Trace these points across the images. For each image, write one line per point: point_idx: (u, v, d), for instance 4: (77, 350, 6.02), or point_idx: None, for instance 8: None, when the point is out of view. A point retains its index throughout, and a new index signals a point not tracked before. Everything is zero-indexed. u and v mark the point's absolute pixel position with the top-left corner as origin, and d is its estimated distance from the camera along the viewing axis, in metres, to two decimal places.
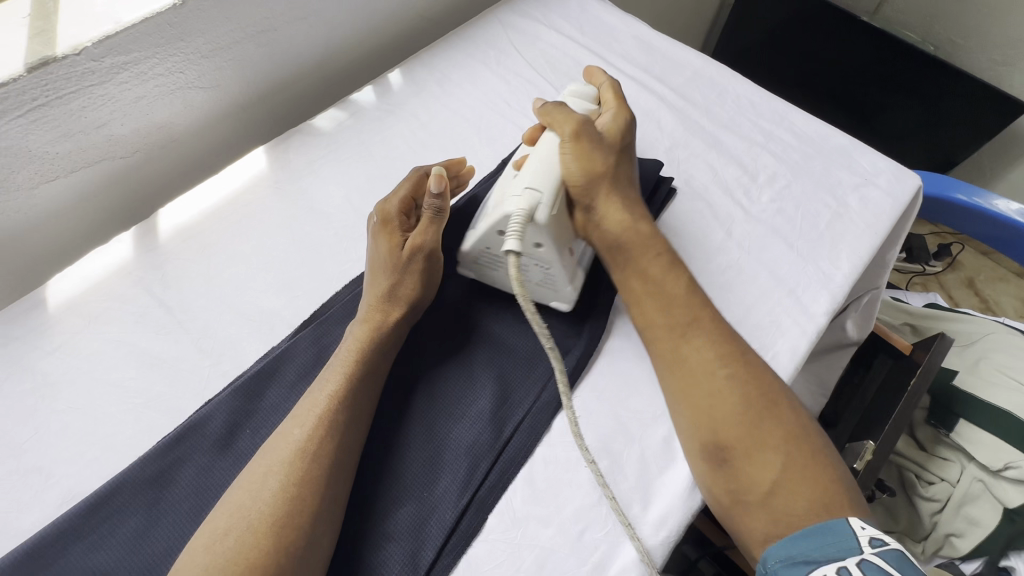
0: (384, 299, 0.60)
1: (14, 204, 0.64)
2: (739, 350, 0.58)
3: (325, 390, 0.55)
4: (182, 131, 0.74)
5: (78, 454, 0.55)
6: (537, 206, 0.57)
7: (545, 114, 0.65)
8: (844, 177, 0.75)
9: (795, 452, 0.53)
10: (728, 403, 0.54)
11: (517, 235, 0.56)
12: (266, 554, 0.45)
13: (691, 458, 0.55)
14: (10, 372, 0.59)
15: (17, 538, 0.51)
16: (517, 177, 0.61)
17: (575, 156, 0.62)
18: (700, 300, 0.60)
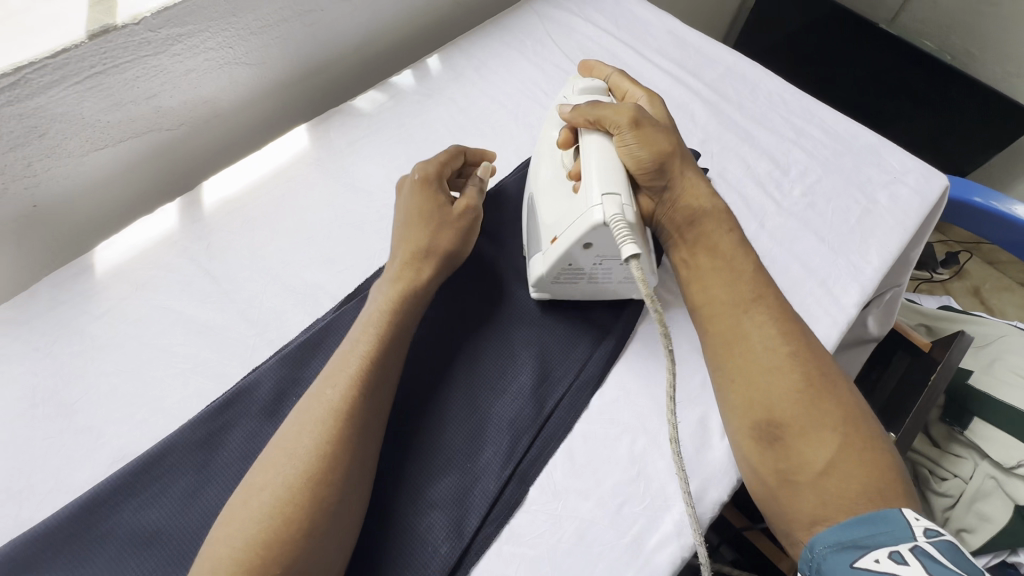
0: (420, 251, 0.61)
1: (65, 169, 0.65)
2: (801, 331, 0.56)
3: (362, 345, 0.55)
4: (227, 106, 0.75)
5: (127, 415, 0.56)
6: (623, 208, 0.55)
7: (586, 115, 0.62)
8: (873, 175, 0.77)
9: (853, 435, 0.50)
10: (786, 382, 0.52)
11: (630, 237, 0.53)
12: (304, 509, 0.45)
13: (741, 437, 0.53)
14: (59, 334, 0.60)
15: (69, 493, 0.52)
16: (580, 193, 0.57)
17: (640, 145, 0.60)
18: (765, 281, 0.59)
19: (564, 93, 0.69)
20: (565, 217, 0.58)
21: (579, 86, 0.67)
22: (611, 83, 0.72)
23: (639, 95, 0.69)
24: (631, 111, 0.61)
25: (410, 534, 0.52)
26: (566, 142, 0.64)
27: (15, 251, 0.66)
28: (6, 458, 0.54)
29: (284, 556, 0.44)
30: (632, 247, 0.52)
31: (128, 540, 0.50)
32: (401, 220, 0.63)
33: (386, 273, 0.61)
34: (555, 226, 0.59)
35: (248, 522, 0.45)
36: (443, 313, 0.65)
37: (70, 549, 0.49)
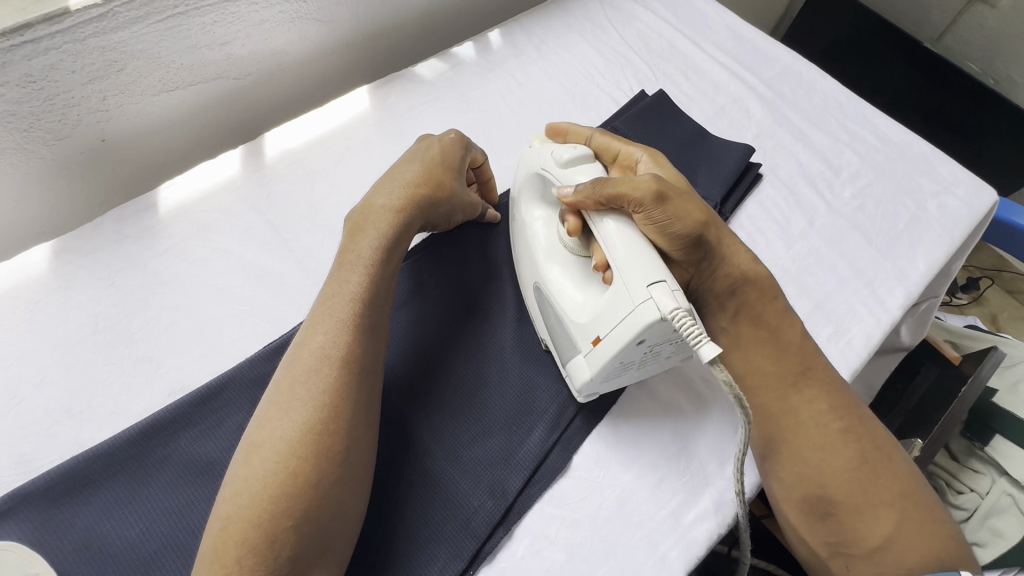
0: (417, 184, 0.59)
1: (136, 108, 0.66)
2: (852, 404, 0.53)
3: (346, 288, 0.52)
4: (293, 61, 0.76)
5: (186, 349, 0.58)
6: (676, 294, 0.45)
7: (595, 196, 0.51)
8: (924, 184, 0.78)
9: (914, 510, 0.48)
10: (839, 460, 0.50)
11: (702, 332, 0.42)
12: (310, 460, 0.43)
13: (789, 508, 0.51)
14: (124, 266, 0.61)
15: (129, 418, 0.54)
16: (617, 287, 0.48)
17: (670, 222, 0.51)
18: (812, 352, 0.55)
19: (547, 160, 0.59)
20: (606, 316, 0.49)
21: (563, 156, 0.57)
22: (594, 146, 0.63)
23: (639, 155, 0.61)
24: (654, 182, 0.51)
25: (450, 484, 0.53)
26: (573, 230, 0.56)
27: (79, 183, 0.68)
28: (69, 379, 0.55)
29: (295, 508, 0.42)
30: (709, 344, 0.41)
31: (184, 467, 0.51)
32: (419, 163, 0.60)
33: (385, 189, 0.59)
34: (594, 326, 0.50)
35: (250, 478, 0.43)
36: (493, 279, 0.65)
37: (129, 470, 0.50)
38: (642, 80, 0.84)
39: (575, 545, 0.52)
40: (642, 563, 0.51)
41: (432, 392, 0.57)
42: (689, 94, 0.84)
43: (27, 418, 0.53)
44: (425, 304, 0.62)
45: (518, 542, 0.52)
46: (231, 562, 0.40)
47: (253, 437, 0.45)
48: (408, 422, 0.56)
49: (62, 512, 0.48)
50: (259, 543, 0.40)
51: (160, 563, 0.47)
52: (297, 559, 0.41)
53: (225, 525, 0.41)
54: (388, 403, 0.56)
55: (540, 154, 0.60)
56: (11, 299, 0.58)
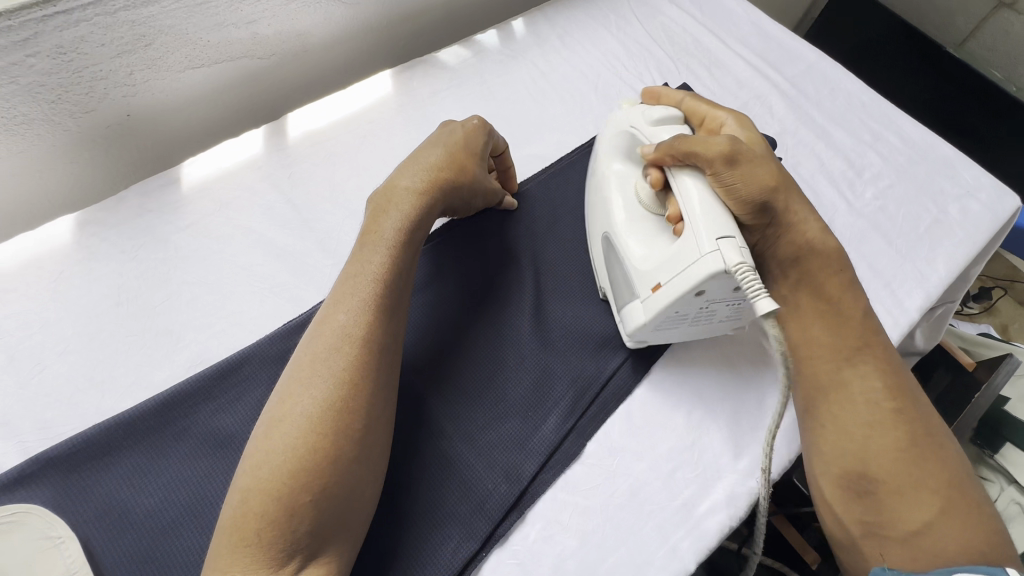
0: (441, 166, 0.58)
1: (162, 84, 0.66)
2: (907, 386, 0.52)
3: (369, 268, 0.52)
4: (316, 43, 0.76)
5: (206, 324, 0.58)
6: (739, 249, 0.46)
7: (670, 151, 0.53)
8: (946, 187, 0.77)
9: (958, 500, 0.47)
10: (887, 439, 0.49)
11: (762, 288, 0.44)
12: (329, 438, 0.43)
13: (826, 482, 0.51)
14: (146, 240, 0.62)
15: (150, 389, 0.55)
16: (684, 239, 0.49)
17: (737, 185, 0.52)
18: (873, 327, 0.55)
19: (637, 119, 0.61)
20: (668, 264, 0.50)
21: (653, 116, 0.59)
22: (683, 109, 0.65)
23: (725, 117, 0.62)
24: (728, 145, 0.52)
25: (465, 466, 0.53)
26: (654, 183, 0.57)
27: (104, 157, 0.68)
28: (91, 349, 0.56)
29: (313, 483, 0.42)
30: (766, 299, 0.43)
31: (204, 440, 0.52)
32: (442, 146, 0.60)
33: (408, 171, 0.58)
34: (656, 273, 0.51)
35: (270, 454, 0.43)
36: (512, 266, 0.65)
37: (150, 440, 0.51)
38: (665, 73, 0.84)
39: (587, 532, 0.52)
40: (653, 552, 0.52)
41: (449, 376, 0.58)
42: (711, 89, 0.84)
43: (49, 385, 0.54)
44: (444, 289, 0.62)
45: (530, 526, 0.52)
46: (251, 535, 0.40)
47: (272, 412, 0.45)
48: (424, 403, 0.56)
49: (83, 479, 0.49)
50: (277, 518, 0.40)
51: (179, 532, 0.48)
52: (314, 534, 0.41)
53: (245, 498, 0.41)
54: (405, 384, 0.57)
55: (632, 114, 0.63)
56: (35, 269, 0.59)
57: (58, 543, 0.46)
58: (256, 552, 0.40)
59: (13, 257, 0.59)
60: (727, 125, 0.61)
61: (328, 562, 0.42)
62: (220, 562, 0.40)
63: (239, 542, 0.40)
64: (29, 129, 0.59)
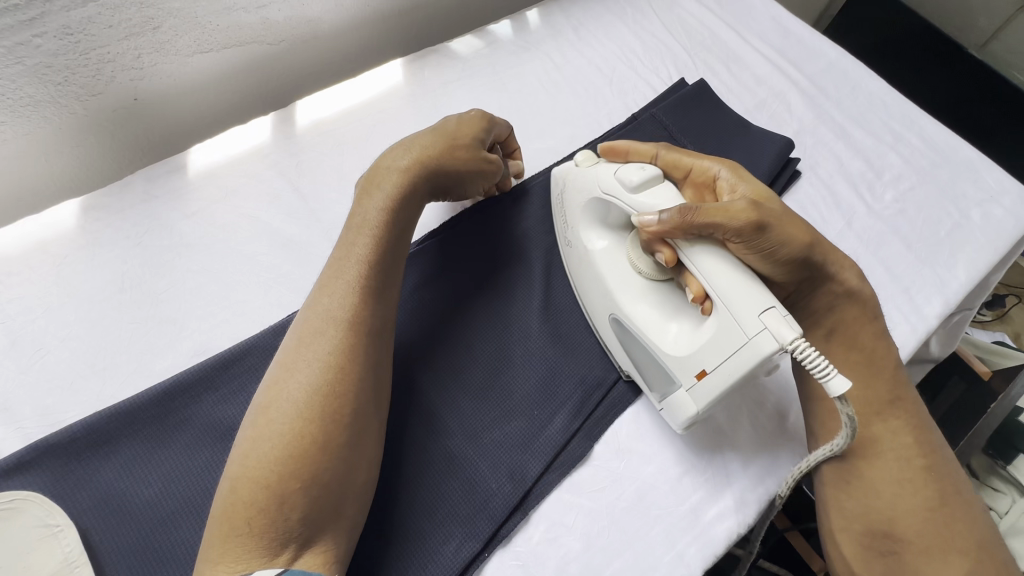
0: (428, 144, 0.57)
1: (171, 67, 0.65)
2: (935, 443, 0.52)
3: (354, 252, 0.50)
4: (327, 29, 0.74)
5: (210, 313, 0.58)
6: (785, 319, 0.44)
7: (685, 225, 0.47)
8: (968, 191, 0.75)
9: (985, 565, 0.47)
10: (914, 499, 0.48)
11: (829, 364, 0.41)
12: (317, 423, 0.42)
13: (846, 538, 0.50)
14: (150, 226, 0.61)
15: (152, 378, 0.54)
16: (721, 321, 0.46)
17: (775, 248, 0.49)
18: (903, 380, 0.54)
19: (612, 185, 0.54)
20: (712, 347, 0.47)
21: (633, 180, 0.52)
22: (661, 164, 0.59)
23: (717, 168, 0.56)
24: (750, 209, 0.47)
25: (470, 465, 0.52)
26: (669, 262, 0.51)
27: (110, 141, 0.67)
28: (94, 335, 0.55)
29: (303, 471, 0.41)
30: (838, 377, 0.41)
31: (204, 431, 0.51)
32: (432, 127, 0.59)
33: (394, 151, 0.56)
34: (698, 358, 0.48)
35: (258, 441, 0.42)
36: (521, 262, 0.64)
37: (149, 428, 0.50)
38: (681, 68, 0.82)
39: (592, 534, 0.51)
40: (659, 557, 0.51)
41: (454, 372, 0.56)
42: (729, 86, 0.82)
43: (51, 371, 0.53)
44: (450, 283, 0.61)
45: (535, 527, 0.51)
46: (242, 524, 0.39)
47: (261, 399, 0.44)
48: (428, 400, 0.55)
49: (80, 465, 0.48)
50: (268, 505, 0.39)
51: (177, 524, 0.47)
52: (308, 522, 0.40)
53: (234, 487, 0.40)
54: (409, 380, 0.56)
55: (602, 176, 0.56)
56: (40, 253, 0.58)
57: (56, 533, 0.45)
58: (248, 541, 0.39)
59: (17, 240, 0.58)
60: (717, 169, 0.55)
61: (325, 550, 0.41)
62: (211, 553, 0.39)
63: (230, 531, 0.39)
64: (34, 111, 0.59)
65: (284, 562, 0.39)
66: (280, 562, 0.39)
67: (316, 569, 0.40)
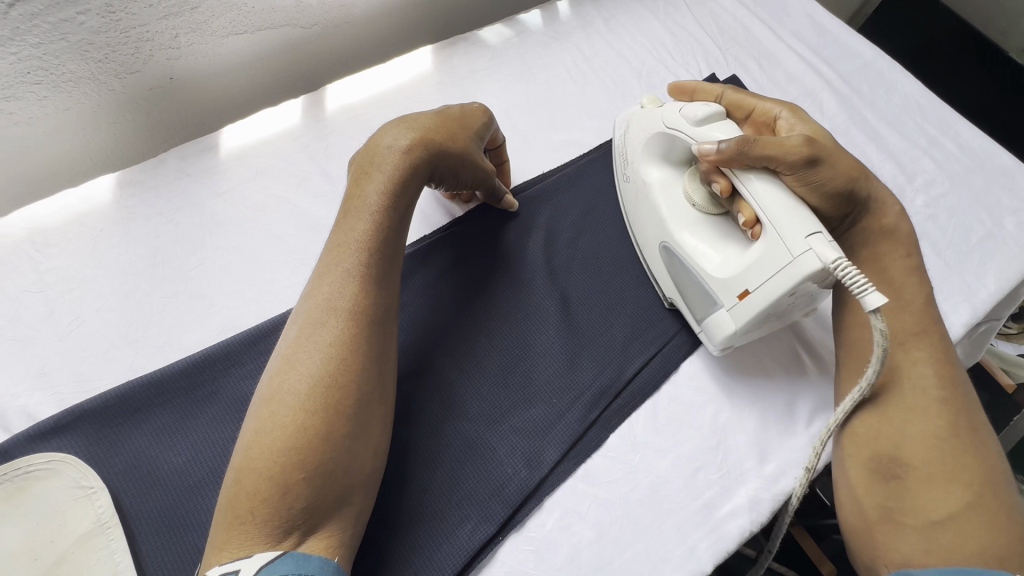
0: (429, 127, 0.55)
1: (206, 48, 0.66)
2: (959, 379, 0.51)
3: (353, 236, 0.50)
4: (359, 13, 0.75)
5: (239, 290, 0.59)
6: (826, 240, 0.46)
7: (741, 154, 0.50)
8: (1003, 199, 0.73)
9: (989, 499, 0.45)
10: (926, 426, 0.48)
11: (867, 283, 0.43)
12: (320, 415, 0.42)
13: (852, 463, 0.50)
14: (183, 204, 0.62)
15: (182, 351, 0.56)
16: (767, 239, 0.49)
17: (822, 182, 0.51)
18: (932, 316, 0.53)
19: (677, 118, 0.57)
20: (756, 269, 0.50)
21: (697, 114, 0.55)
22: (726, 103, 0.62)
23: (776, 109, 0.59)
24: (805, 144, 0.50)
25: (487, 450, 0.53)
26: (722, 191, 0.54)
27: (145, 119, 0.69)
28: (126, 308, 0.57)
29: (306, 460, 0.41)
30: (875, 292, 0.42)
31: (231, 404, 0.52)
32: (434, 112, 0.57)
33: (392, 129, 0.54)
34: (741, 279, 0.51)
35: (262, 432, 0.41)
36: (544, 250, 0.64)
37: (178, 400, 0.52)
38: (713, 64, 0.81)
39: (604, 524, 0.52)
40: (669, 551, 0.51)
41: (474, 358, 0.57)
42: (761, 82, 0.81)
43: (86, 340, 0.55)
44: (471, 270, 0.62)
45: (548, 514, 0.52)
46: (245, 513, 0.39)
47: (265, 391, 0.44)
48: (448, 386, 0.56)
49: (112, 433, 0.50)
50: (271, 494, 0.39)
51: (202, 491, 0.49)
52: (311, 511, 0.40)
53: (239, 475, 0.41)
54: (432, 365, 0.56)
55: (665, 113, 0.59)
56: (76, 225, 0.60)
57: (89, 494, 0.47)
58: (250, 528, 0.39)
59: (56, 213, 0.60)
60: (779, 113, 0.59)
61: (328, 535, 0.42)
62: (217, 538, 0.39)
63: (234, 519, 0.39)
64: (76, 86, 0.60)
65: (287, 546, 0.39)
66: (282, 547, 0.39)
67: (320, 553, 0.40)
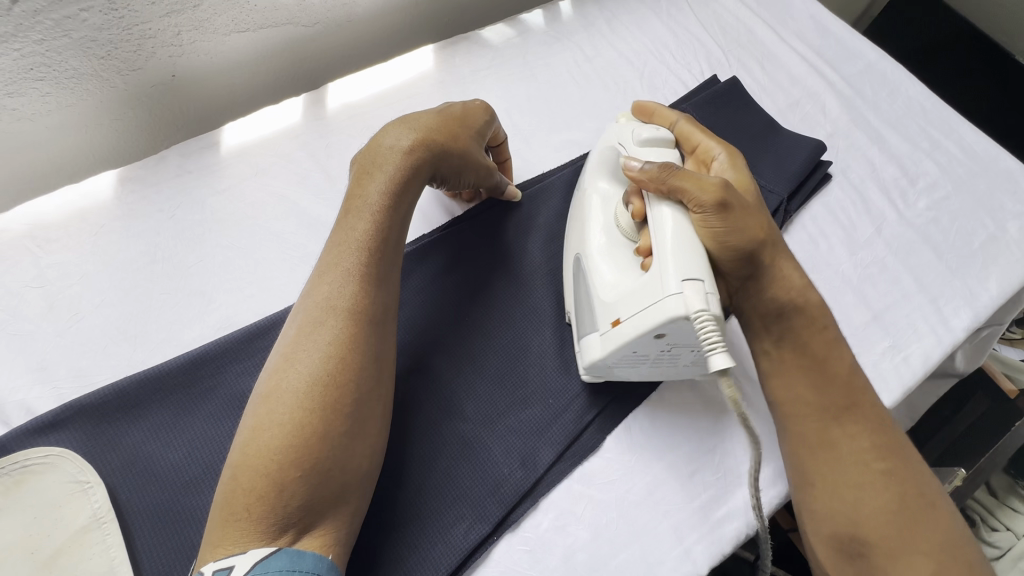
0: (431, 128, 0.55)
1: (209, 46, 0.66)
2: (898, 444, 0.50)
3: (353, 235, 0.50)
4: (361, 13, 0.75)
5: (238, 287, 0.59)
6: (707, 294, 0.44)
7: (659, 179, 0.50)
8: (1007, 203, 0.73)
9: (951, 562, 0.46)
10: (877, 502, 0.48)
11: (719, 341, 0.42)
12: (317, 415, 0.42)
13: (817, 543, 0.49)
14: (183, 200, 0.63)
15: (181, 347, 0.56)
16: (651, 273, 0.47)
17: (726, 232, 0.48)
18: (860, 383, 0.52)
19: (626, 137, 0.58)
20: (632, 298, 0.47)
21: (642, 135, 0.57)
22: (675, 132, 0.61)
23: (718, 151, 0.58)
24: (721, 187, 0.48)
25: (483, 448, 0.53)
26: (634, 213, 0.54)
27: (148, 117, 0.69)
28: (126, 304, 0.57)
29: (303, 460, 0.41)
30: (722, 354, 0.42)
31: (229, 401, 0.53)
32: (438, 111, 0.57)
33: (394, 129, 0.54)
34: (618, 307, 0.49)
35: (259, 430, 0.42)
36: (542, 251, 0.64)
37: (177, 397, 0.52)
38: (714, 65, 0.81)
39: (600, 525, 0.52)
40: (665, 553, 0.51)
41: (472, 358, 0.57)
42: (762, 84, 0.80)
43: (86, 335, 0.55)
44: (470, 270, 0.62)
45: (544, 514, 0.52)
46: (242, 511, 0.39)
47: (262, 389, 0.44)
48: (447, 384, 0.56)
49: (112, 428, 0.50)
50: (267, 493, 0.40)
51: (199, 487, 0.49)
52: (307, 509, 0.40)
53: (235, 474, 0.41)
54: (428, 363, 0.56)
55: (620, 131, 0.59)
56: (77, 222, 0.60)
57: (86, 489, 0.47)
58: (246, 525, 0.39)
59: (57, 210, 0.60)
60: (722, 162, 0.58)
61: (324, 534, 0.42)
62: (213, 536, 0.39)
63: (230, 516, 0.39)
64: (78, 84, 0.61)
65: (284, 543, 0.39)
66: (279, 543, 0.39)
67: (316, 550, 0.40)
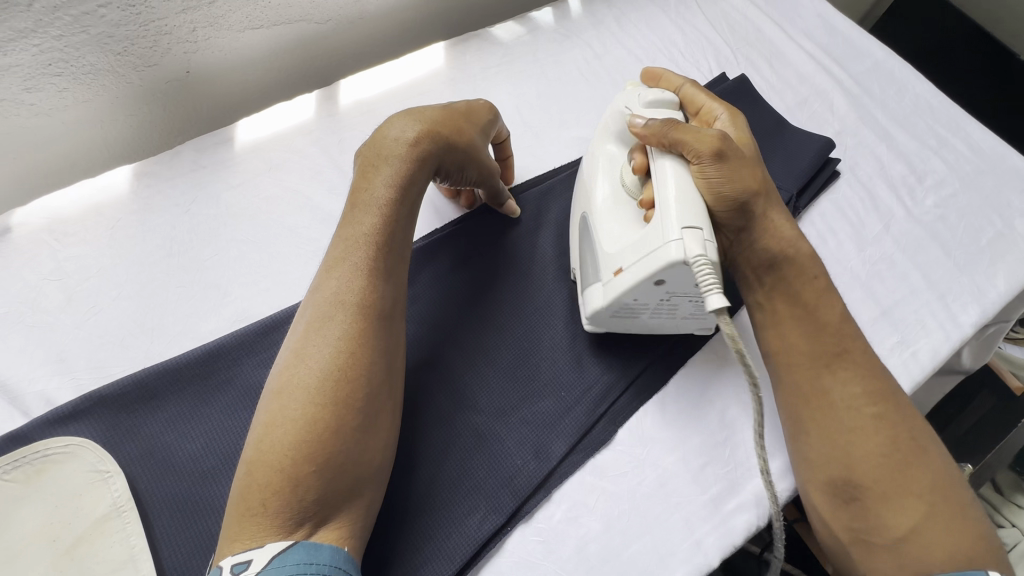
0: (436, 120, 0.55)
1: (223, 43, 0.67)
2: (891, 393, 0.50)
3: (361, 229, 0.50)
4: (372, 10, 0.76)
5: (253, 281, 0.60)
6: (704, 241, 0.45)
7: (660, 134, 0.51)
8: (1014, 200, 0.73)
9: (943, 506, 0.46)
10: (870, 444, 0.48)
11: (715, 283, 0.43)
12: (329, 410, 0.43)
13: (814, 490, 0.50)
14: (198, 195, 0.63)
15: (197, 340, 0.56)
16: (652, 223, 0.48)
17: (722, 181, 0.49)
18: (851, 331, 0.52)
19: (632, 101, 0.57)
20: (633, 248, 0.49)
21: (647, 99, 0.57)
22: (680, 97, 0.61)
23: (719, 111, 0.58)
24: (718, 138, 0.49)
25: (495, 440, 0.54)
26: (635, 167, 0.54)
27: (162, 113, 0.70)
28: (142, 297, 0.58)
29: (317, 454, 0.41)
30: (717, 294, 0.42)
31: (244, 392, 0.53)
32: (444, 105, 0.58)
33: (398, 121, 0.55)
34: (619, 257, 0.50)
35: (272, 425, 0.42)
36: (553, 246, 0.64)
37: (192, 389, 0.52)
38: (723, 63, 0.82)
39: (612, 517, 0.52)
40: (676, 544, 0.51)
41: (484, 352, 0.58)
42: (771, 82, 0.81)
43: (103, 327, 0.56)
44: (481, 264, 0.62)
45: (557, 505, 0.52)
46: (258, 505, 0.40)
47: (274, 384, 0.45)
48: (459, 377, 0.56)
49: (128, 420, 0.51)
50: (283, 487, 0.40)
51: (217, 477, 0.49)
52: (322, 502, 0.41)
53: (250, 469, 0.41)
54: (441, 357, 0.57)
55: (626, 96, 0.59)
56: (94, 216, 0.61)
57: (105, 478, 0.48)
58: (263, 519, 0.40)
59: (74, 204, 0.61)
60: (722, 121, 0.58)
61: (339, 527, 0.42)
62: (230, 531, 0.40)
63: (246, 511, 0.40)
64: (95, 80, 0.62)
65: (301, 536, 0.40)
66: (296, 536, 0.40)
67: (332, 542, 0.41)
